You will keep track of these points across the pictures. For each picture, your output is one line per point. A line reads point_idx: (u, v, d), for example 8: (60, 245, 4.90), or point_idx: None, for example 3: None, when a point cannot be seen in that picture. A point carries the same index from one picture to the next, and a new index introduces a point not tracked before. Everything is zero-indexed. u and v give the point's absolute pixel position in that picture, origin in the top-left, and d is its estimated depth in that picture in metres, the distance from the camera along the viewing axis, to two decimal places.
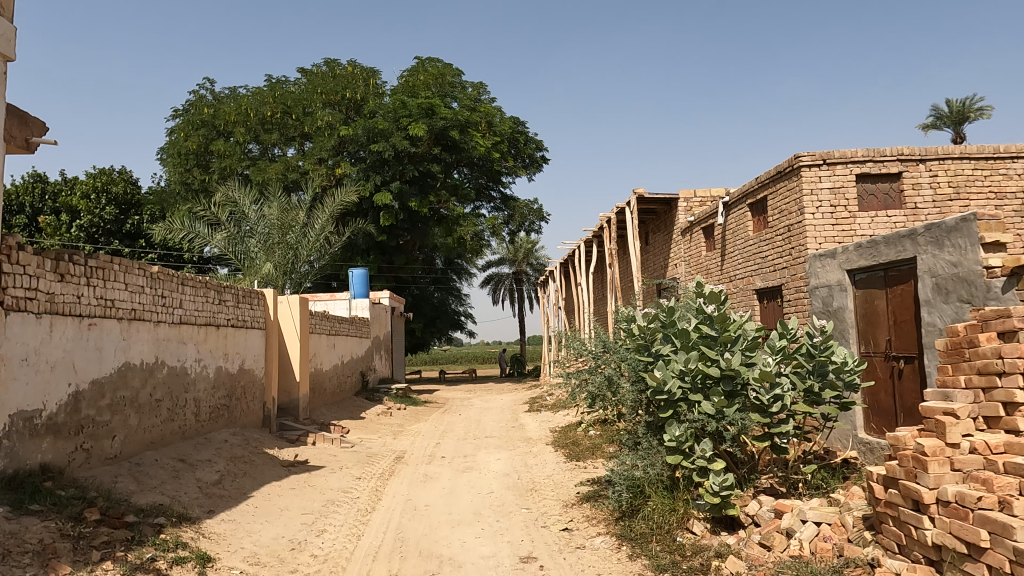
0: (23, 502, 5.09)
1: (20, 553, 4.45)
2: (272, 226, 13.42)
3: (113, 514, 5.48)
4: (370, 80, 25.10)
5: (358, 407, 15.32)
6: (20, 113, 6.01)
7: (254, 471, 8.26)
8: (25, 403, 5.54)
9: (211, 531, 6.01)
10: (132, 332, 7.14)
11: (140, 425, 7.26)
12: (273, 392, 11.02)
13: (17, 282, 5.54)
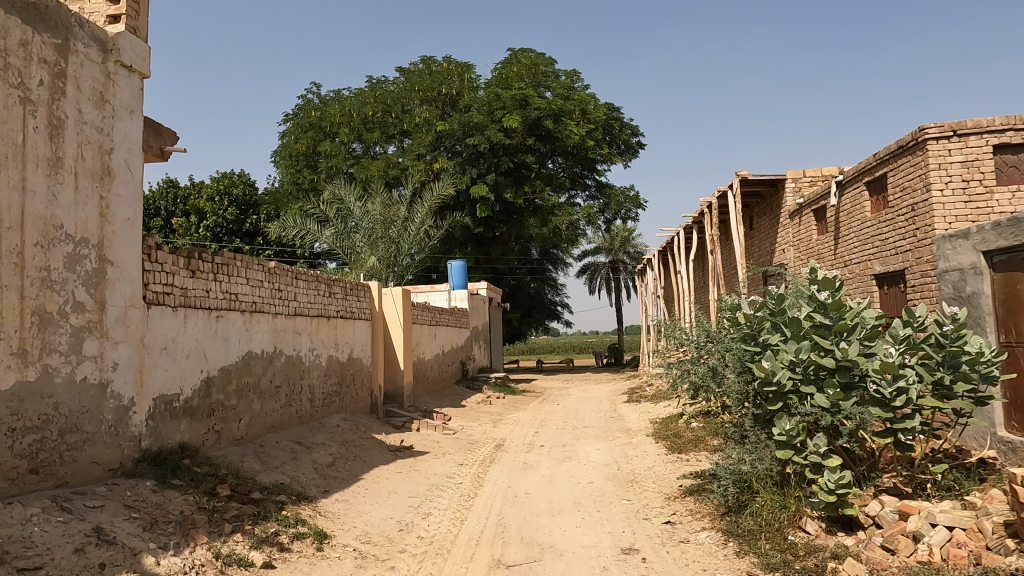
0: (166, 476, 5.66)
1: (165, 523, 4.95)
2: (375, 221, 14.06)
3: (241, 491, 5.96)
4: (464, 75, 25.49)
5: (459, 395, 15.75)
6: (155, 125, 6.61)
7: (364, 454, 8.70)
8: (165, 388, 6.12)
9: (326, 510, 6.40)
10: (253, 323, 7.70)
11: (262, 409, 7.83)
12: (380, 380, 11.54)
13: (156, 278, 6.11)
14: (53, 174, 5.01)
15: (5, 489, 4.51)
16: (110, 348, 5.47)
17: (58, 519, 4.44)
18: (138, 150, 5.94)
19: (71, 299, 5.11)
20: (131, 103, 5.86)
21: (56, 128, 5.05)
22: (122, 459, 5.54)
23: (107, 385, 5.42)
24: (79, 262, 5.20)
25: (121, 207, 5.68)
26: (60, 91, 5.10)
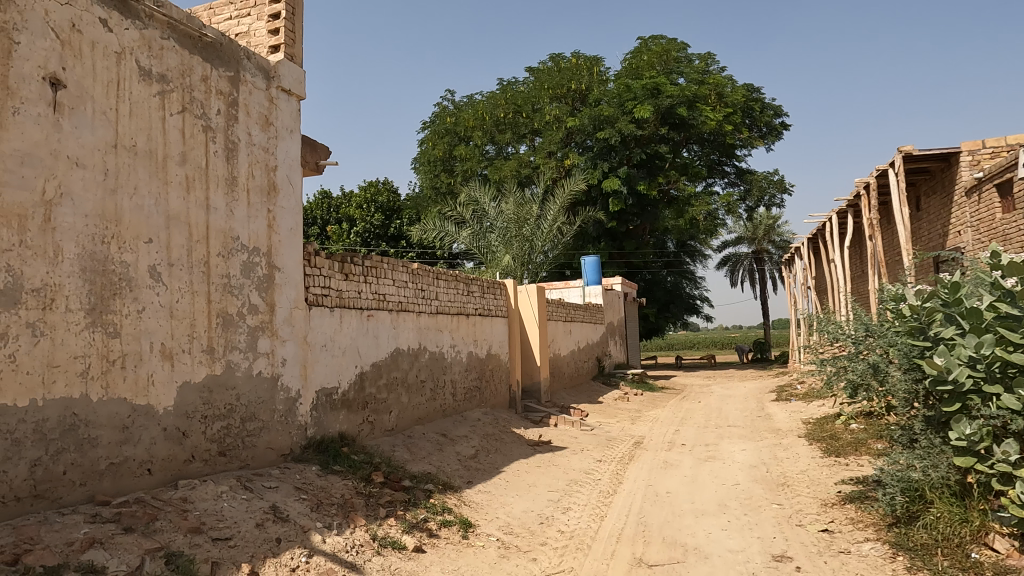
0: (329, 463, 6.21)
1: (329, 505, 5.43)
2: (509, 221, 14.39)
3: (393, 478, 6.39)
4: (594, 69, 25.25)
5: (596, 391, 15.71)
6: (311, 142, 7.22)
7: (504, 448, 8.96)
8: (325, 381, 6.70)
9: (470, 500, 6.69)
10: (400, 322, 8.20)
11: (410, 402, 8.32)
12: (517, 375, 11.81)
13: (315, 281, 6.71)
14: (230, 192, 5.66)
15: (200, 469, 5.18)
16: (279, 346, 6.09)
17: (242, 497, 5.03)
18: (298, 166, 6.55)
19: (247, 302, 5.75)
20: (290, 123, 6.48)
21: (231, 151, 5.70)
22: (291, 445, 6.15)
23: (278, 378, 6.04)
24: (252, 268, 5.84)
25: (285, 218, 6.30)
26: (234, 118, 5.75)
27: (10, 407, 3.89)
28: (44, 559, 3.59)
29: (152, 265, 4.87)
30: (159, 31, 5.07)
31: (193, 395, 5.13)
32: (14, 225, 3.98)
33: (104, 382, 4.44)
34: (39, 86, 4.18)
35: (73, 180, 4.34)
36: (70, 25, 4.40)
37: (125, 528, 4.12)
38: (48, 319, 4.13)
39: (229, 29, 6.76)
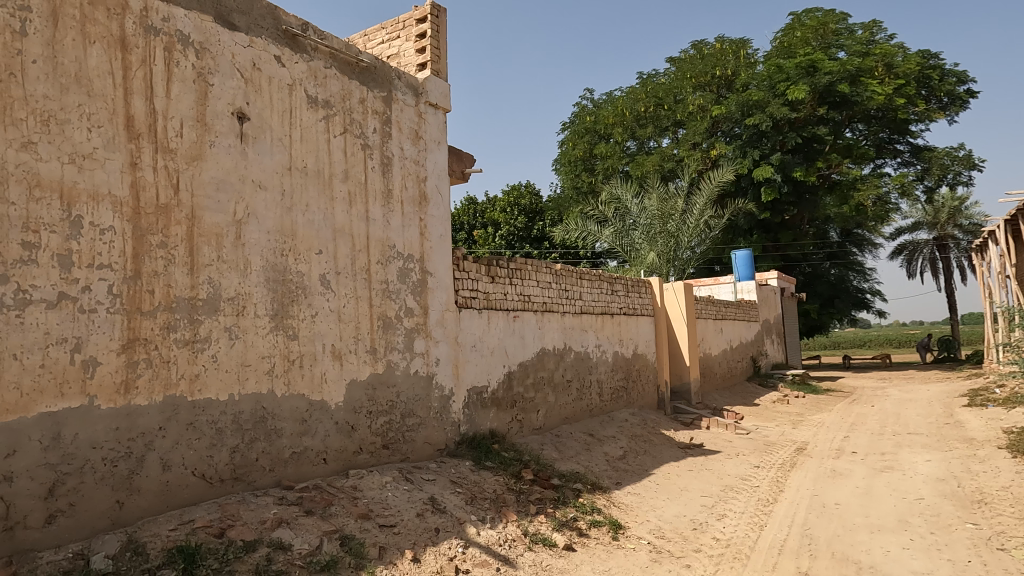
0: (481, 459, 6.47)
1: (483, 499, 5.65)
2: (653, 217, 14.05)
3: (542, 476, 6.52)
4: (740, 52, 23.81)
5: (751, 393, 14.84)
6: (456, 151, 7.51)
7: (654, 450, 8.77)
8: (476, 380, 6.98)
9: (620, 501, 6.62)
10: (544, 322, 8.32)
11: (557, 401, 8.43)
12: (665, 375, 11.49)
13: (464, 284, 7.03)
14: (387, 204, 6.09)
15: (368, 460, 5.63)
16: (434, 346, 6.45)
17: (404, 487, 5.40)
18: (445, 175, 6.89)
19: (404, 305, 6.15)
20: (438, 135, 6.84)
21: (387, 166, 6.13)
22: (447, 440, 6.49)
23: (434, 377, 6.40)
24: (408, 274, 6.24)
25: (435, 225, 6.66)
26: (388, 135, 6.19)
27: (214, 400, 4.49)
28: (243, 534, 4.11)
29: (322, 274, 5.38)
30: (323, 62, 5.59)
31: (359, 392, 5.60)
32: (213, 242, 4.59)
33: (286, 379, 4.98)
34: (229, 120, 4.79)
35: (257, 201, 4.92)
36: (252, 64, 4.99)
37: (306, 511, 4.60)
38: (241, 323, 4.72)
39: (381, 52, 7.26)
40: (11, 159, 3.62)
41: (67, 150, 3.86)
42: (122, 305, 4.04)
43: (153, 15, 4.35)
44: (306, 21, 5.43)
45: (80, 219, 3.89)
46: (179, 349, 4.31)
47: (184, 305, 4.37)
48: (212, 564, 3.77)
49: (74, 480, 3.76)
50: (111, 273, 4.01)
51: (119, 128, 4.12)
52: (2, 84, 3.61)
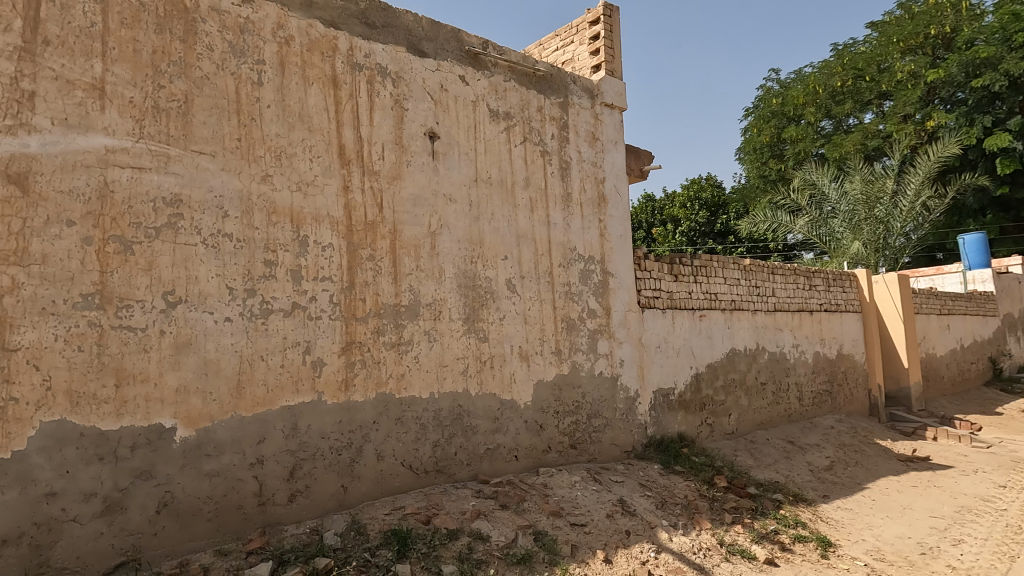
0: (670, 462, 6.31)
1: (674, 504, 5.51)
2: (856, 202, 12.61)
3: (737, 483, 6.17)
4: (963, 3, 20.05)
5: (991, 401, 12.70)
6: (634, 149, 7.22)
7: (867, 461, 7.88)
8: (661, 382, 6.82)
9: (829, 516, 6.05)
10: (734, 321, 7.88)
11: (750, 405, 7.93)
12: (878, 378, 10.28)
13: (647, 284, 6.90)
14: (567, 208, 6.20)
15: (556, 458, 5.76)
16: (617, 347, 6.42)
17: (593, 488, 5.43)
18: (624, 175, 6.84)
19: (586, 307, 6.21)
20: (615, 135, 6.81)
21: (565, 170, 6.24)
22: (634, 442, 6.42)
23: (618, 378, 6.37)
24: (589, 276, 6.29)
25: (615, 225, 6.63)
26: (566, 139, 6.30)
27: (418, 397, 4.91)
28: (447, 522, 4.44)
29: (509, 279, 5.62)
30: (503, 75, 5.85)
31: (547, 392, 5.75)
32: (412, 253, 5.01)
33: (479, 379, 5.28)
34: (422, 140, 5.21)
35: (448, 213, 5.28)
36: (440, 86, 5.37)
37: (501, 505, 4.83)
38: (438, 327, 5.10)
39: (556, 59, 7.40)
40: (254, 191, 4.28)
41: (295, 179, 4.47)
42: (341, 312, 4.58)
43: (357, 52, 4.87)
44: (486, 39, 5.72)
45: (306, 238, 4.48)
46: (387, 351, 4.78)
47: (390, 312, 4.83)
48: (421, 548, 4.12)
49: (308, 465, 4.33)
50: (332, 284, 4.56)
51: (334, 156, 4.68)
52: (247, 128, 4.29)
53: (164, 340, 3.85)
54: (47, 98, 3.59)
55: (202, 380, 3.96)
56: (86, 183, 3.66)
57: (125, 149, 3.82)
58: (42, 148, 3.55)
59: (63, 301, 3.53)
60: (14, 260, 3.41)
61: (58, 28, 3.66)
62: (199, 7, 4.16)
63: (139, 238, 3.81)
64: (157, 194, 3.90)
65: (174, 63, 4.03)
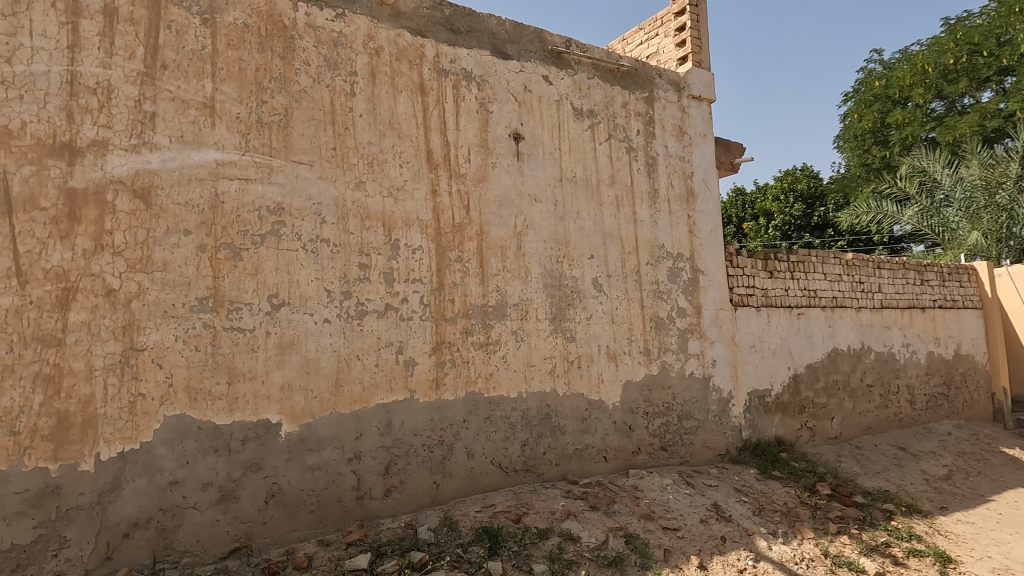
0: (768, 467, 6.04)
1: (772, 511, 5.28)
2: (974, 188, 11.60)
3: (843, 491, 5.82)
4: None
5: None
6: (724, 141, 6.93)
7: (991, 471, 7.22)
8: (757, 383, 6.53)
9: (947, 529, 5.59)
10: (835, 319, 7.44)
11: (855, 408, 7.45)
12: (1003, 381, 9.40)
13: (739, 282, 6.63)
14: (654, 204, 6.06)
15: (646, 461, 5.65)
16: (709, 347, 6.21)
17: (685, 491, 5.29)
18: (713, 169, 6.62)
19: (675, 306, 6.05)
20: (703, 128, 6.60)
21: (652, 166, 6.11)
22: (728, 446, 6.20)
23: (710, 379, 6.17)
24: (678, 274, 6.12)
25: (704, 221, 6.42)
26: (651, 135, 6.16)
27: (506, 397, 4.96)
28: (537, 522, 4.46)
29: (595, 278, 5.57)
30: (587, 73, 5.80)
31: (635, 392, 5.65)
32: (499, 254, 5.07)
33: (567, 379, 5.27)
34: (507, 142, 5.25)
35: (534, 213, 5.30)
36: (524, 87, 5.40)
37: (591, 506, 4.79)
38: (525, 327, 5.12)
39: (641, 53, 7.26)
40: (348, 198, 4.47)
41: (386, 185, 4.62)
42: (431, 313, 4.70)
43: (443, 59, 4.98)
44: (569, 37, 5.69)
45: (397, 241, 4.62)
46: (476, 351, 4.85)
47: (478, 312, 4.91)
48: (512, 546, 4.16)
49: (402, 461, 4.47)
50: (422, 286, 4.69)
51: (422, 161, 4.80)
52: (341, 137, 4.48)
53: (270, 341, 4.09)
54: (166, 118, 3.90)
55: (304, 378, 4.18)
56: (200, 195, 3.95)
57: (233, 162, 4.08)
58: (162, 163, 3.86)
59: (182, 304, 3.83)
60: (140, 268, 3.73)
61: (174, 53, 3.96)
62: (296, 25, 4.39)
63: (246, 244, 4.06)
64: (262, 203, 4.14)
65: (275, 79, 4.27)
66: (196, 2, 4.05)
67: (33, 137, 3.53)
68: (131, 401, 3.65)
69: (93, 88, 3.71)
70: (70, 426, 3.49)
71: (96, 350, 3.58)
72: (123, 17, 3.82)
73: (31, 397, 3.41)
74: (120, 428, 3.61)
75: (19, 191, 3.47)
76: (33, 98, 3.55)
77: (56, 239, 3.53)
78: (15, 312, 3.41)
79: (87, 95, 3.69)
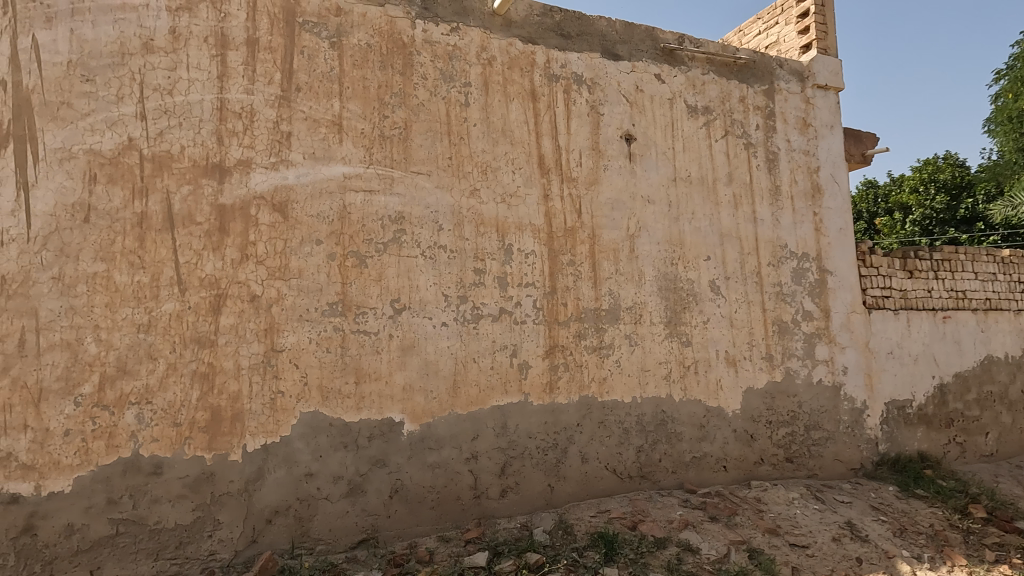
0: (909, 485, 5.55)
1: (916, 533, 4.85)
2: None
3: (1001, 516, 5.23)
4: None
5: None
6: (855, 132, 6.43)
7: None
8: (895, 393, 6.01)
9: None
10: (989, 323, 6.69)
11: (1015, 423, 6.66)
12: None
13: (873, 283, 6.14)
14: (776, 202, 5.76)
15: (770, 472, 5.36)
16: (839, 353, 5.80)
17: (815, 507, 4.98)
18: (842, 162, 6.17)
19: (801, 309, 5.70)
20: (830, 119, 6.18)
21: (773, 162, 5.80)
22: (862, 460, 5.75)
23: (841, 388, 5.75)
24: (804, 275, 5.77)
25: (833, 218, 6.01)
26: (772, 129, 5.86)
27: (620, 401, 4.89)
28: (654, 530, 4.37)
29: (712, 280, 5.37)
30: (701, 69, 5.62)
31: (757, 400, 5.39)
32: (612, 257, 5.02)
33: (683, 385, 5.12)
34: (618, 144, 5.20)
35: (647, 215, 5.21)
36: (635, 88, 5.32)
37: (711, 517, 4.63)
38: (639, 331, 5.04)
39: (758, 44, 6.91)
40: (464, 206, 4.61)
41: (499, 191, 4.73)
42: (544, 317, 4.74)
43: (554, 64, 5.02)
44: (682, 33, 5.54)
45: (511, 246, 4.71)
46: (589, 355, 4.84)
47: (591, 316, 4.89)
48: (628, 554, 4.10)
49: (518, 463, 4.54)
50: (535, 290, 4.74)
51: (534, 167, 4.86)
52: (456, 147, 4.64)
53: (393, 343, 4.30)
54: (300, 137, 4.22)
55: (424, 379, 4.35)
56: (330, 208, 4.23)
57: (358, 174, 4.34)
58: (297, 179, 4.18)
59: (315, 309, 4.12)
60: (279, 276, 4.06)
61: (307, 76, 4.28)
62: (414, 41, 4.59)
63: (371, 252, 4.30)
64: (385, 213, 4.37)
65: (395, 94, 4.49)
66: (324, 27, 4.35)
67: (190, 160, 3.95)
68: (272, 397, 3.97)
69: (239, 113, 4.09)
70: (221, 419, 3.86)
71: (243, 351, 3.93)
72: (263, 46, 4.19)
73: (190, 393, 3.81)
74: (263, 422, 3.95)
75: (179, 208, 3.89)
76: (190, 125, 3.97)
77: (208, 250, 3.92)
78: (176, 317, 3.82)
79: (234, 119, 4.07)
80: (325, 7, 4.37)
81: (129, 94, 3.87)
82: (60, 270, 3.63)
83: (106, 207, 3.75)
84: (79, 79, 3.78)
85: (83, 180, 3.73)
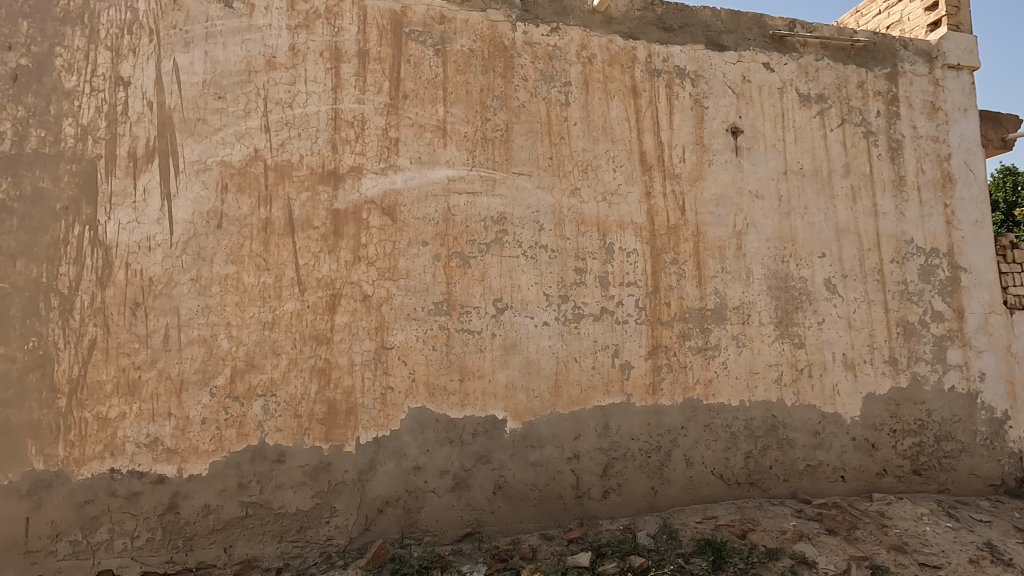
0: None
1: None
2: None
3: None
4: None
5: None
6: (994, 115, 5.82)
7: None
8: None
9: None
10: None
11: None
12: None
13: (1016, 280, 5.54)
14: (900, 193, 5.34)
15: (895, 485, 4.98)
16: (975, 357, 5.29)
17: (947, 525, 4.58)
18: (978, 148, 5.62)
19: (930, 309, 5.26)
20: (963, 101, 5.64)
21: (896, 150, 5.38)
22: (1003, 475, 5.22)
23: (978, 395, 5.25)
24: (933, 272, 5.31)
25: (967, 210, 5.48)
26: (895, 115, 5.44)
27: (727, 404, 4.72)
28: (766, 540, 4.18)
29: (828, 279, 5.06)
30: (814, 54, 5.31)
31: (879, 406, 5.02)
32: (717, 255, 4.85)
33: (796, 389, 4.86)
34: (724, 137, 5.01)
35: (756, 210, 4.99)
36: (742, 78, 5.11)
37: (829, 529, 4.37)
38: (747, 331, 4.83)
39: (878, 24, 6.39)
40: (565, 205, 4.61)
41: (600, 190, 4.69)
42: (647, 316, 4.65)
43: (655, 58, 4.92)
44: (793, 18, 5.26)
45: (612, 245, 4.66)
46: (694, 356, 4.70)
47: (695, 316, 4.74)
48: (738, 563, 3.94)
49: (620, 464, 4.49)
50: (637, 289, 4.67)
51: (636, 164, 4.78)
52: (557, 146, 4.65)
53: (495, 342, 4.37)
54: (407, 142, 4.39)
55: (526, 378, 4.40)
56: (435, 210, 4.37)
57: (461, 177, 4.45)
58: (404, 183, 4.34)
59: (421, 308, 4.27)
60: (389, 277, 4.24)
61: (413, 83, 4.44)
62: (515, 44, 4.65)
63: (474, 253, 4.40)
64: (487, 214, 4.46)
65: (497, 97, 4.57)
66: (429, 35, 4.49)
67: (308, 168, 4.21)
68: (382, 392, 4.16)
69: (351, 121, 4.30)
70: (337, 412, 4.09)
71: (356, 348, 4.14)
72: (372, 57, 4.38)
73: (309, 386, 4.06)
74: (374, 416, 4.13)
75: (299, 214, 4.16)
76: (308, 134, 4.23)
77: (324, 253, 4.16)
78: (297, 315, 4.09)
79: (347, 128, 4.29)
80: (430, 16, 4.51)
81: (254, 109, 4.18)
82: (197, 272, 3.98)
83: (236, 213, 4.07)
84: (212, 97, 4.12)
85: (217, 189, 4.06)
